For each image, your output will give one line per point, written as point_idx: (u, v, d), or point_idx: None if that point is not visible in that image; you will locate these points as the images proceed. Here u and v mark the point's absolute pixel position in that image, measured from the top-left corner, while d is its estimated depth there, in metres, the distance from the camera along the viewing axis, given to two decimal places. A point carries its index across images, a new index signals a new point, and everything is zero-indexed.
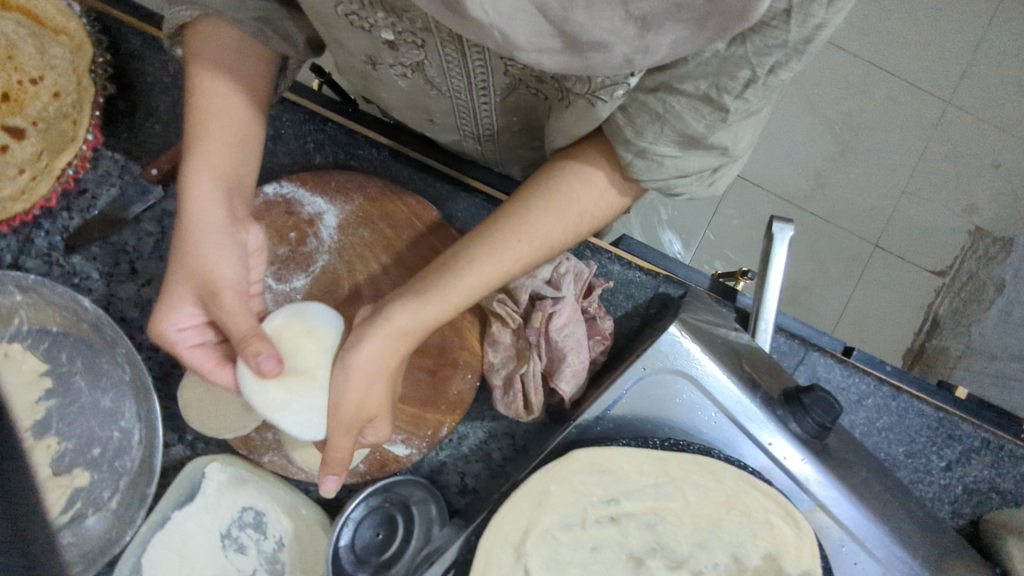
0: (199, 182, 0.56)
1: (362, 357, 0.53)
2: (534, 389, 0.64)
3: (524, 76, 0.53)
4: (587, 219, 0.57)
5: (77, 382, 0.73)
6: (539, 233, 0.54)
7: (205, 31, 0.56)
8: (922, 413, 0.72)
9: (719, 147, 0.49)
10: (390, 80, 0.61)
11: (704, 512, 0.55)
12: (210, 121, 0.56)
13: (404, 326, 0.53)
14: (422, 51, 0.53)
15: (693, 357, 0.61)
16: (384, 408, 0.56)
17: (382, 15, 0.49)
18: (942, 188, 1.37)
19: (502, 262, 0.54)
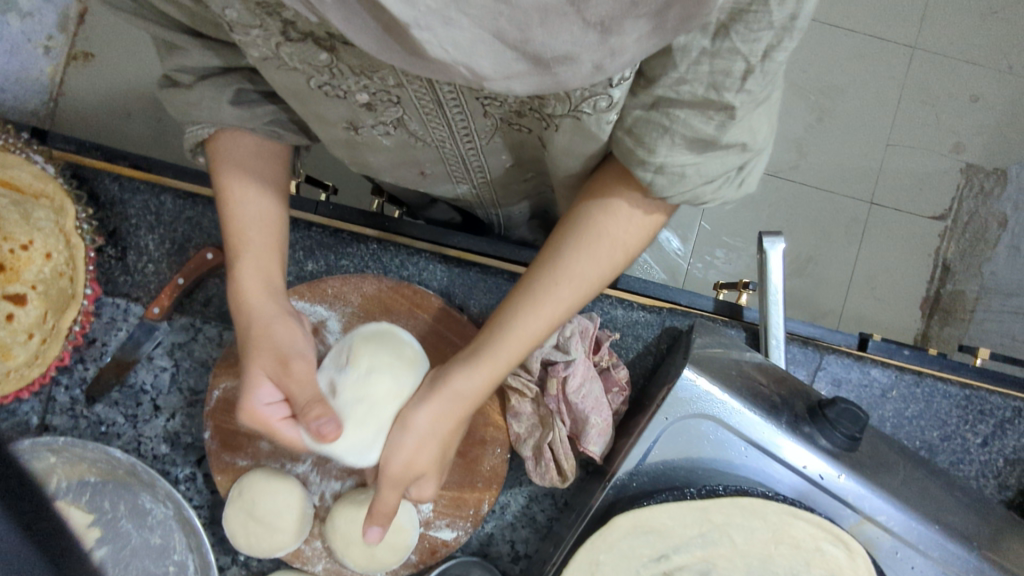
0: (250, 285, 0.58)
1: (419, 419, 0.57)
2: (564, 454, 0.65)
3: (505, 112, 0.52)
4: (626, 249, 0.52)
5: (123, 526, 0.75)
6: (576, 276, 0.51)
7: (220, 142, 0.57)
8: (949, 395, 0.72)
9: (736, 144, 0.43)
10: (374, 143, 0.62)
11: (755, 551, 0.56)
12: (246, 229, 0.58)
13: (458, 387, 0.56)
14: (399, 107, 0.53)
15: (712, 398, 0.61)
16: (434, 467, 0.58)
17: (354, 79, 0.49)
18: (926, 134, 1.37)
19: (546, 312, 0.52)
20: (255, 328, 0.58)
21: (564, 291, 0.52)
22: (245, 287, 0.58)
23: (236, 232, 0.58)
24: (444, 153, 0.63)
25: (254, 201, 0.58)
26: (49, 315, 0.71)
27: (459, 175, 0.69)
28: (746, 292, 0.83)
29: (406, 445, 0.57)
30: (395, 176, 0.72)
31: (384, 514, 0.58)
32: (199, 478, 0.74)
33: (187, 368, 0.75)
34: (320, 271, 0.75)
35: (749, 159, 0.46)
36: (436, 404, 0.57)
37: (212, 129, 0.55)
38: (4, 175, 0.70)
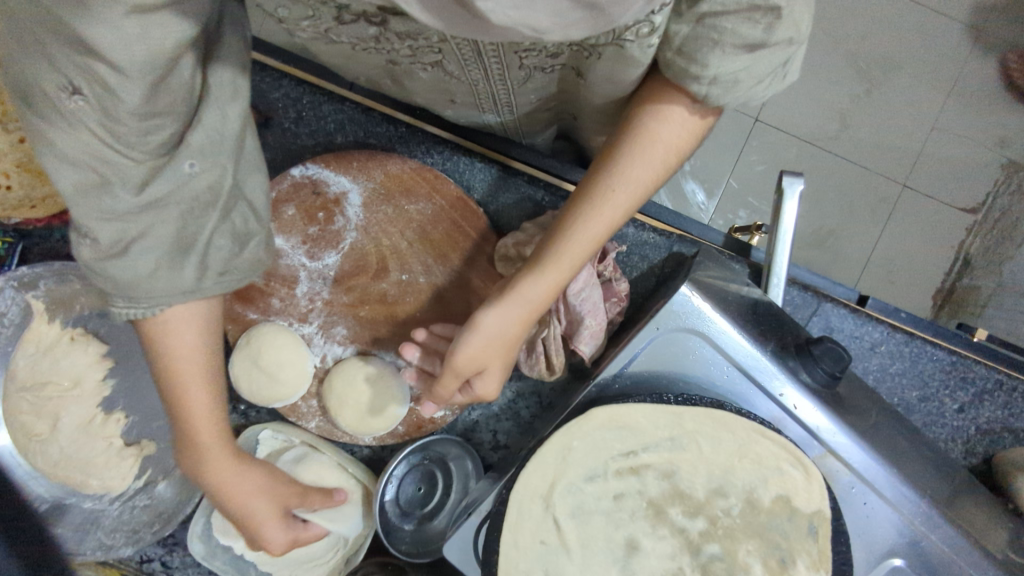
0: (211, 481, 0.64)
1: (489, 319, 0.56)
2: (556, 349, 0.67)
3: (540, 56, 0.55)
4: (679, 154, 0.54)
5: (138, 361, 0.80)
6: (635, 179, 0.53)
7: (162, 320, 0.59)
8: (935, 358, 0.74)
9: (784, 40, 0.44)
10: (411, 73, 0.63)
11: (719, 460, 0.60)
12: (193, 422, 0.62)
13: (523, 292, 0.56)
14: (441, 55, 0.56)
15: (705, 316, 0.64)
16: (496, 364, 0.59)
17: (398, 42, 0.54)
18: (974, 124, 1.34)
19: (606, 216, 0.54)
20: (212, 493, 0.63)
21: (623, 197, 0.53)
22: (200, 474, 0.64)
23: (185, 407, 0.62)
24: (477, 90, 0.64)
25: (199, 380, 0.62)
26: None
27: (487, 107, 0.68)
28: (758, 236, 0.84)
29: (471, 344, 0.57)
30: (426, 100, 0.70)
31: (443, 397, 0.61)
32: None
33: None
34: (348, 144, 0.76)
35: (791, 54, 0.46)
36: (502, 309, 0.56)
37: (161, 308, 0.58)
38: None
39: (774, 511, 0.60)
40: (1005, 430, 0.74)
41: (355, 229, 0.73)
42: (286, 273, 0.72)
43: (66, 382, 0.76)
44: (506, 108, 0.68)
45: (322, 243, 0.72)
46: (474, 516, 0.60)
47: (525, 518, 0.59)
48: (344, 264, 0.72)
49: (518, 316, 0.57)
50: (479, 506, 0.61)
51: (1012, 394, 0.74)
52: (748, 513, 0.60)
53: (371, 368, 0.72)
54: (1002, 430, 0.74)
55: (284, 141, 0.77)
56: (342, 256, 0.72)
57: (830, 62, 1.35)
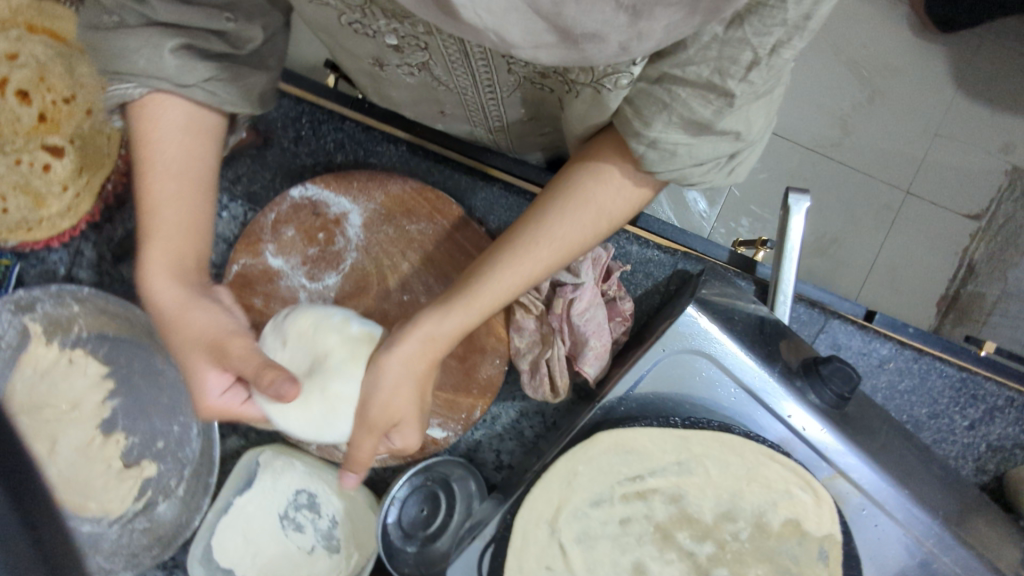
0: (155, 268, 0.56)
1: (395, 356, 0.56)
2: (559, 371, 0.67)
3: (529, 72, 0.52)
4: (609, 220, 0.53)
5: (138, 382, 0.79)
6: (558, 238, 0.53)
7: (139, 109, 0.53)
8: (944, 374, 0.73)
9: (731, 133, 0.45)
10: (398, 79, 0.62)
11: (727, 484, 0.59)
12: (160, 210, 0.55)
13: (433, 333, 0.56)
14: (427, 53, 0.53)
15: (711, 337, 0.63)
16: (412, 416, 0.58)
17: (384, 21, 0.49)
18: (977, 131, 1.34)
19: (526, 268, 0.53)
20: (167, 312, 0.56)
21: (543, 250, 0.53)
22: (151, 268, 0.56)
23: (146, 254, 0.56)
24: (464, 99, 0.62)
25: (168, 120, 0.53)
26: (84, 171, 0.74)
27: (477, 120, 0.67)
28: (763, 251, 0.83)
29: (381, 390, 0.56)
30: (415, 111, 0.70)
31: (363, 462, 0.58)
32: None
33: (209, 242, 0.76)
34: (348, 164, 0.76)
35: (740, 148, 0.48)
36: (408, 349, 0.56)
37: (144, 91, 0.51)
38: (53, 27, 0.73)
39: (785, 535, 0.58)
40: (1016, 447, 0.73)
41: (355, 250, 0.71)
42: (287, 296, 0.69)
43: (64, 404, 0.75)
44: (495, 122, 0.66)
45: (321, 264, 0.70)
46: (477, 541, 0.61)
47: (528, 543, 0.58)
48: (345, 286, 0.70)
49: (426, 358, 0.56)
50: (483, 530, 0.62)
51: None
52: (757, 536, 0.59)
53: None
54: (1014, 447, 0.73)
55: (285, 160, 0.77)
56: (343, 278, 0.69)
57: (830, 70, 1.35)
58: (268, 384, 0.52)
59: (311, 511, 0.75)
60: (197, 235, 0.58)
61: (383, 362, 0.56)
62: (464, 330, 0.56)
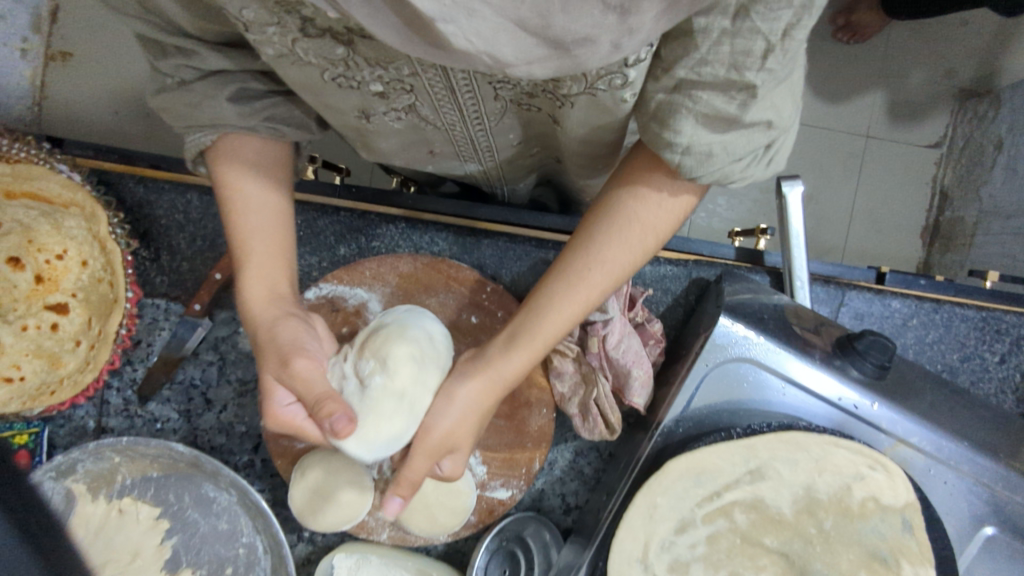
0: (255, 292, 0.57)
1: (463, 392, 0.56)
2: (610, 409, 0.68)
3: (515, 94, 0.52)
4: (657, 237, 0.48)
5: (189, 515, 0.77)
6: (608, 261, 0.48)
7: (225, 146, 0.54)
8: (966, 318, 0.75)
9: (762, 121, 0.40)
10: (383, 128, 0.60)
11: (801, 479, 0.60)
12: (248, 240, 0.57)
13: (500, 374, 0.54)
14: (413, 94, 0.52)
15: (747, 341, 0.64)
16: (470, 441, 0.57)
17: (368, 71, 0.48)
18: (920, 64, 1.41)
19: (581, 303, 0.49)
20: (261, 335, 0.56)
21: (596, 276, 0.48)
22: (251, 294, 0.58)
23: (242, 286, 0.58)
24: (452, 134, 0.62)
25: (247, 152, 0.55)
26: (94, 321, 0.72)
27: (467, 153, 0.68)
28: (765, 239, 0.85)
29: (447, 417, 0.56)
30: (404, 158, 0.71)
31: (413, 483, 0.55)
32: (257, 464, 0.77)
33: (232, 361, 0.77)
34: (352, 254, 0.76)
35: (775, 137, 0.42)
36: (477, 378, 0.55)
37: (214, 136, 0.53)
38: (32, 188, 0.70)
39: (867, 515, 0.58)
40: None
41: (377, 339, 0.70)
42: None
43: (123, 556, 0.73)
44: (486, 151, 0.67)
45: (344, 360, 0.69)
46: None
47: None
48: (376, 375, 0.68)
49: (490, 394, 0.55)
50: None
51: None
52: (842, 522, 0.59)
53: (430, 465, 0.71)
54: None
55: None
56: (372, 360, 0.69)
57: None
58: (326, 416, 0.51)
59: None
60: (283, 263, 0.59)
61: (453, 393, 0.56)
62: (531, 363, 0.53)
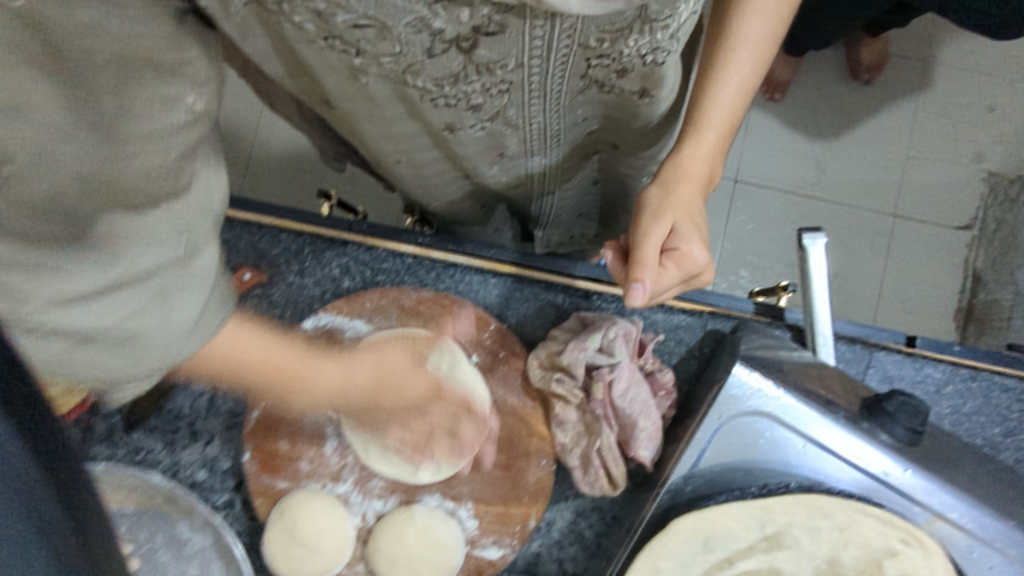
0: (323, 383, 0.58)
1: (653, 240, 0.58)
2: (613, 461, 0.62)
3: (606, 73, 0.52)
4: (787, 6, 0.57)
5: (160, 558, 0.70)
6: (751, 38, 0.58)
7: (206, 357, 0.46)
8: (1007, 388, 0.70)
9: None
10: (464, 137, 0.62)
11: (822, 550, 0.53)
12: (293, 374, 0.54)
13: (682, 194, 0.60)
14: (508, 95, 0.54)
15: (764, 393, 0.59)
16: (686, 263, 0.59)
17: (474, 80, 0.50)
18: (946, 149, 1.50)
19: (736, 77, 0.59)
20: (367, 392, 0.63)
21: (742, 57, 0.58)
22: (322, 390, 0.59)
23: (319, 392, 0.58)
24: (529, 131, 0.62)
25: (242, 339, 0.49)
26: None
27: (537, 149, 0.68)
28: (786, 297, 0.81)
29: (649, 277, 0.57)
30: (472, 163, 0.70)
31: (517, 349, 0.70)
32: (237, 504, 0.72)
33: (225, 392, 0.74)
34: (356, 287, 0.74)
35: None
36: (659, 209, 0.60)
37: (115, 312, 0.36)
38: None
39: None
40: None
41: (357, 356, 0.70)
42: (313, 432, 0.70)
43: None
44: (554, 141, 0.67)
45: None
46: None
47: None
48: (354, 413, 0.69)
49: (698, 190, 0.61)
50: None
51: None
52: None
53: (416, 513, 0.66)
54: None
55: (293, 294, 0.74)
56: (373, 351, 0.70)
57: (795, 121, 1.54)
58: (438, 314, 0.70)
59: None
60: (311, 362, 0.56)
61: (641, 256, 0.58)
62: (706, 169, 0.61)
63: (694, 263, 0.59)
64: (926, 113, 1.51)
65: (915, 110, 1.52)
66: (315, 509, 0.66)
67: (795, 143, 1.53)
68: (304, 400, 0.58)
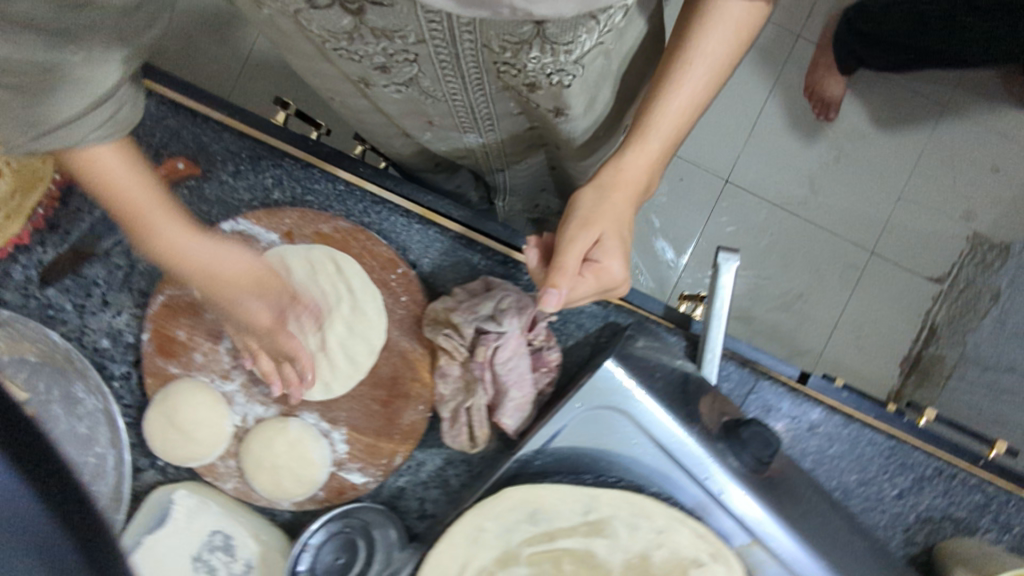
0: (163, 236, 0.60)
1: (576, 247, 0.61)
2: (478, 422, 0.66)
3: (518, 81, 0.60)
4: (746, 31, 0.60)
5: (54, 412, 0.72)
6: (708, 54, 0.60)
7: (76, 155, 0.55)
8: (874, 441, 0.72)
9: None
10: (383, 95, 0.68)
11: (636, 545, 0.56)
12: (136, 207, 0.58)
13: (616, 202, 0.63)
14: (415, 66, 0.60)
15: (627, 393, 0.61)
16: (604, 276, 0.62)
17: (374, 41, 0.56)
18: (937, 200, 1.49)
19: (685, 100, 0.62)
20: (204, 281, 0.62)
21: (698, 72, 0.61)
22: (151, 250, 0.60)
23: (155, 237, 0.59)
24: (454, 105, 0.68)
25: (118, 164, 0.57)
26: (18, 193, 0.73)
27: (466, 125, 0.73)
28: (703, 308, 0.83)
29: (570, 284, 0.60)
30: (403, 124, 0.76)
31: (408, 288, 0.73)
32: (134, 377, 0.75)
33: (141, 271, 0.76)
34: (284, 201, 0.75)
35: None
36: (587, 216, 0.63)
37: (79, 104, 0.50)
38: None
39: None
40: (946, 518, 0.70)
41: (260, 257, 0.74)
42: (211, 328, 0.73)
43: None
44: (485, 123, 0.72)
45: None
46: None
47: None
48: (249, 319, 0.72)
49: (629, 202, 0.64)
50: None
51: (952, 482, 0.70)
52: None
53: (290, 426, 0.70)
54: (944, 518, 0.70)
55: (223, 193, 0.75)
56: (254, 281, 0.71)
57: (796, 135, 1.52)
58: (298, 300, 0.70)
59: (224, 554, 0.67)
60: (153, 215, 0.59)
61: (566, 259, 0.60)
62: (639, 183, 0.64)
63: (612, 278, 0.62)
64: (928, 160, 1.49)
65: (918, 153, 1.50)
66: (190, 396, 0.70)
67: (790, 158, 1.52)
68: (154, 259, 0.62)
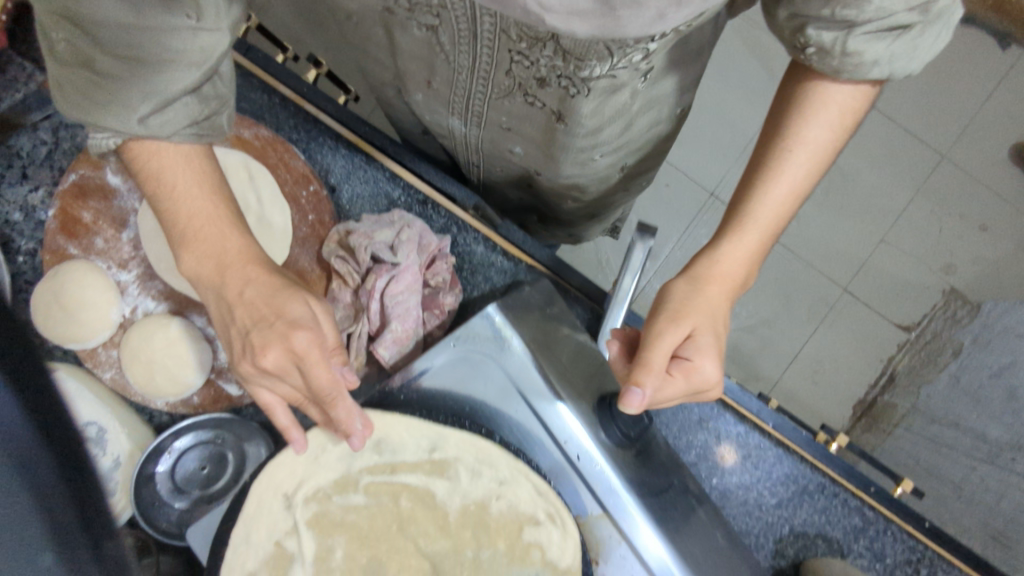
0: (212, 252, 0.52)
1: (660, 348, 0.48)
2: (355, 349, 0.65)
3: (528, 74, 0.54)
4: (852, 118, 0.50)
5: None
6: (810, 142, 0.50)
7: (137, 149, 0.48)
8: (761, 445, 0.70)
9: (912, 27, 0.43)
10: (400, 33, 0.55)
11: (475, 492, 0.60)
12: (189, 215, 0.51)
13: (712, 297, 0.50)
14: (436, 21, 0.50)
15: (508, 346, 0.60)
16: (687, 376, 0.48)
17: None
18: (923, 247, 1.43)
19: (789, 188, 0.51)
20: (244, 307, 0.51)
21: (798, 157, 0.51)
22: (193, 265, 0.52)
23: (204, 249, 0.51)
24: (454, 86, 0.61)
25: (188, 168, 0.50)
26: None
27: (455, 112, 0.67)
28: None
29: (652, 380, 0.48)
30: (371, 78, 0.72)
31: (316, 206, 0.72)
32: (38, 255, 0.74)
33: (64, 151, 0.76)
34: None
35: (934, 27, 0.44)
36: (673, 305, 0.50)
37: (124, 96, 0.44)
38: None
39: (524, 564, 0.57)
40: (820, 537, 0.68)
41: None
42: (118, 215, 0.72)
43: None
44: (472, 116, 0.67)
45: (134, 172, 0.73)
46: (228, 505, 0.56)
47: (262, 514, 0.54)
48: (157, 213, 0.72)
49: (725, 300, 0.51)
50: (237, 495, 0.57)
51: (832, 500, 0.68)
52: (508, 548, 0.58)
53: (173, 326, 0.70)
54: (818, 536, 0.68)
55: None
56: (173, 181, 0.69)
57: None
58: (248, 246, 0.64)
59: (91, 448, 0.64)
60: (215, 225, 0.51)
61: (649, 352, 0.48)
62: (742, 278, 0.52)
63: (705, 379, 0.48)
64: (918, 206, 1.44)
65: (909, 198, 1.45)
66: (81, 279, 0.69)
67: None
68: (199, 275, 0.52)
